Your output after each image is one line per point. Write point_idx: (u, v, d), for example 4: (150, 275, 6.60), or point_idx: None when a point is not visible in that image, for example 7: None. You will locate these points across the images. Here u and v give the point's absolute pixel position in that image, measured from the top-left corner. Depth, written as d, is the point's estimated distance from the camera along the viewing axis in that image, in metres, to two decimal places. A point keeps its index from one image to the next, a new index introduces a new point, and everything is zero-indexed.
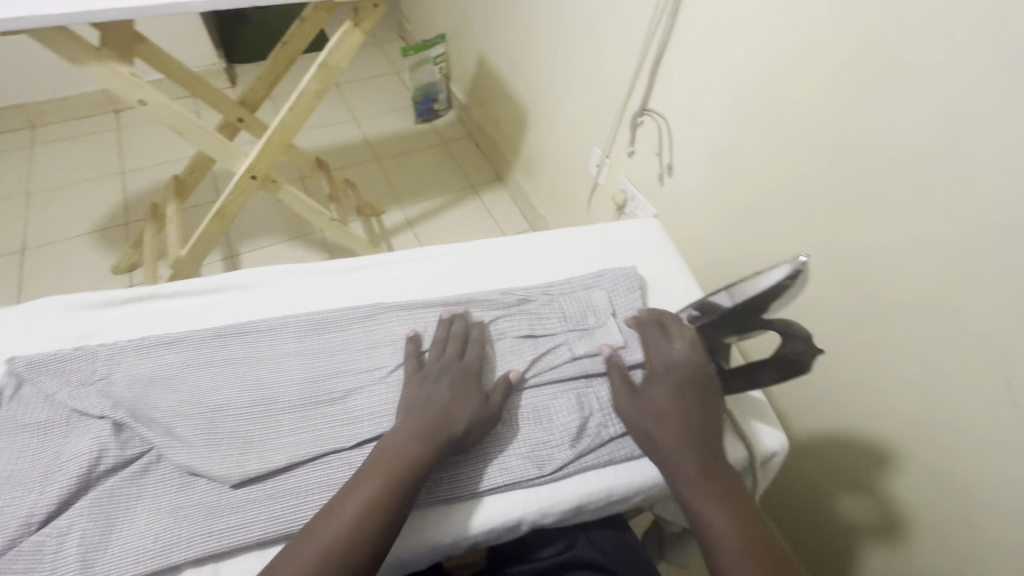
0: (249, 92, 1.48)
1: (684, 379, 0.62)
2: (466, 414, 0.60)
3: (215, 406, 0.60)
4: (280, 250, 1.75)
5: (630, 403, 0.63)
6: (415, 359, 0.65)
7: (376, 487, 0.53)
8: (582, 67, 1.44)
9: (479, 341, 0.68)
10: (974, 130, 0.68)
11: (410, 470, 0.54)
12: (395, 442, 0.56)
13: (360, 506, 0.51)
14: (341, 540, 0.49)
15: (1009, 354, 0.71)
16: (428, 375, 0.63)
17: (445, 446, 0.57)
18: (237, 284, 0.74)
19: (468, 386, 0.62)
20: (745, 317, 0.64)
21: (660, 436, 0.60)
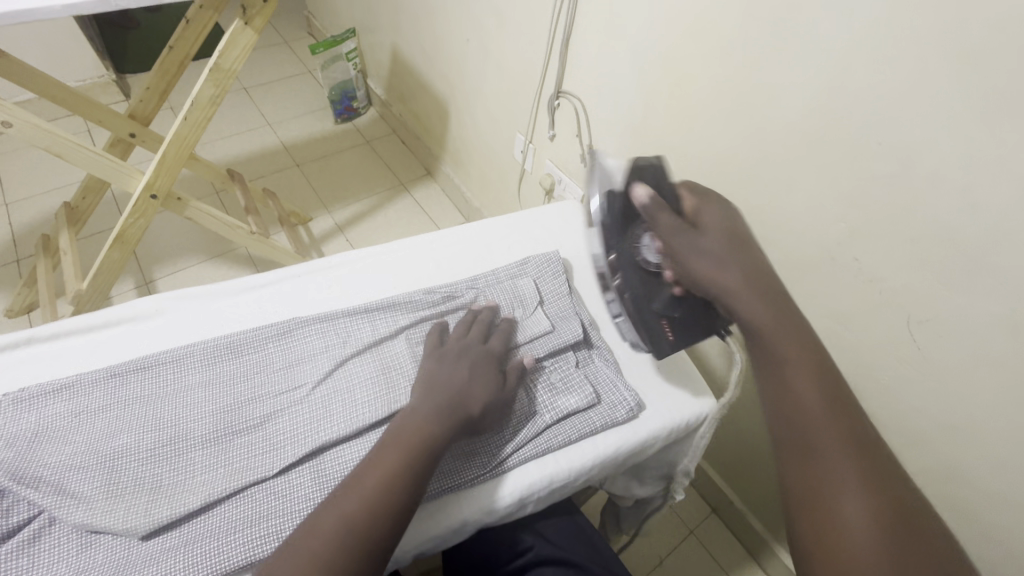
0: (138, 104, 1.35)
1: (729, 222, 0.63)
2: (485, 396, 0.60)
3: (115, 452, 0.55)
4: (199, 270, 1.63)
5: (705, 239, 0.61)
6: (437, 339, 0.66)
7: (401, 463, 0.52)
8: (494, 54, 1.42)
9: (507, 334, 0.68)
10: (852, 90, 0.72)
11: (432, 449, 0.54)
12: (416, 420, 0.56)
13: (384, 483, 0.51)
14: (363, 513, 0.49)
15: (903, 295, 0.76)
16: (447, 356, 0.63)
17: (463, 427, 0.57)
18: (132, 316, 0.67)
19: (487, 367, 0.63)
20: (624, 226, 0.69)
21: (783, 332, 0.56)
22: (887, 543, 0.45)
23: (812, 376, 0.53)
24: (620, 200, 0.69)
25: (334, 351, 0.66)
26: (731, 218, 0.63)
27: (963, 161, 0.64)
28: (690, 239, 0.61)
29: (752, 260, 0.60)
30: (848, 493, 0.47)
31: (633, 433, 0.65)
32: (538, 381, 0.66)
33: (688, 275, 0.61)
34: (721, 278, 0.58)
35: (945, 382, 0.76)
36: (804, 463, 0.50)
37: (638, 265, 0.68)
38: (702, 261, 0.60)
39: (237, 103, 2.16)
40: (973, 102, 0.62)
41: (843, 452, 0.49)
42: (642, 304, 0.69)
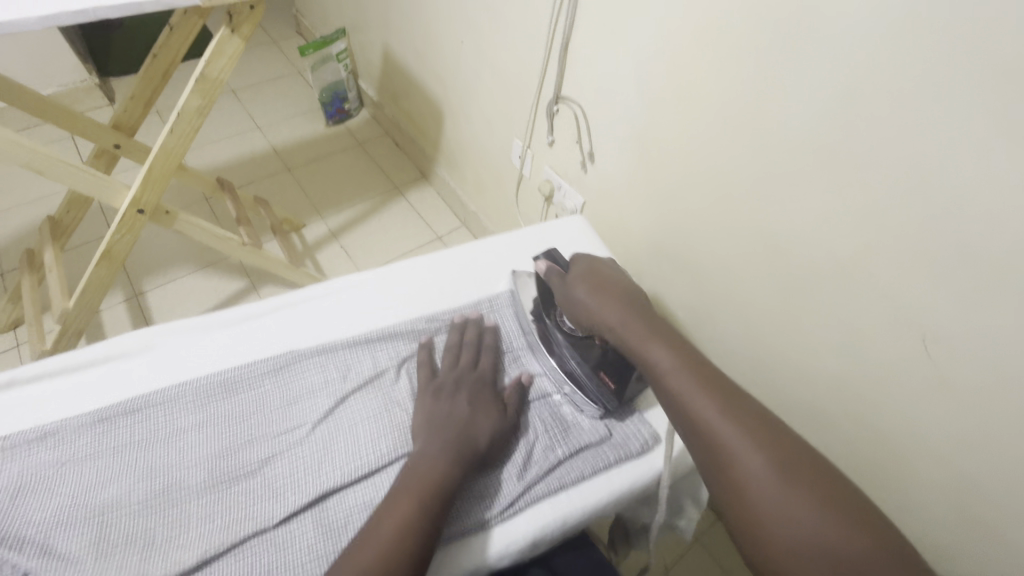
0: (122, 114, 1.31)
1: (601, 273, 0.70)
2: (489, 427, 0.59)
3: (104, 505, 0.52)
4: (190, 281, 1.59)
5: (584, 288, 0.68)
6: (429, 367, 0.65)
7: (413, 510, 0.50)
8: (490, 56, 1.38)
9: (492, 349, 0.68)
10: (868, 102, 0.69)
11: (442, 495, 0.52)
12: (425, 464, 0.54)
13: (397, 531, 0.48)
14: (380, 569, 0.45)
15: (920, 313, 0.73)
16: (443, 389, 0.62)
17: (473, 461, 0.56)
18: (118, 354, 0.64)
19: (484, 395, 0.62)
20: (546, 304, 0.71)
21: (657, 344, 0.61)
22: (807, 514, 0.47)
23: (692, 374, 0.57)
24: (538, 289, 0.73)
25: (335, 386, 0.63)
26: (596, 260, 0.73)
27: (983, 177, 0.62)
28: (567, 289, 0.69)
29: (616, 286, 0.68)
30: (757, 476, 0.50)
31: (648, 466, 0.63)
32: (547, 412, 0.65)
33: (585, 322, 0.66)
34: (602, 312, 0.65)
35: (961, 401, 0.73)
36: (714, 461, 0.52)
37: (564, 336, 0.67)
38: (582, 302, 0.67)
39: (225, 106, 2.11)
40: (999, 117, 0.59)
41: (741, 436, 0.52)
42: (578, 371, 0.66)
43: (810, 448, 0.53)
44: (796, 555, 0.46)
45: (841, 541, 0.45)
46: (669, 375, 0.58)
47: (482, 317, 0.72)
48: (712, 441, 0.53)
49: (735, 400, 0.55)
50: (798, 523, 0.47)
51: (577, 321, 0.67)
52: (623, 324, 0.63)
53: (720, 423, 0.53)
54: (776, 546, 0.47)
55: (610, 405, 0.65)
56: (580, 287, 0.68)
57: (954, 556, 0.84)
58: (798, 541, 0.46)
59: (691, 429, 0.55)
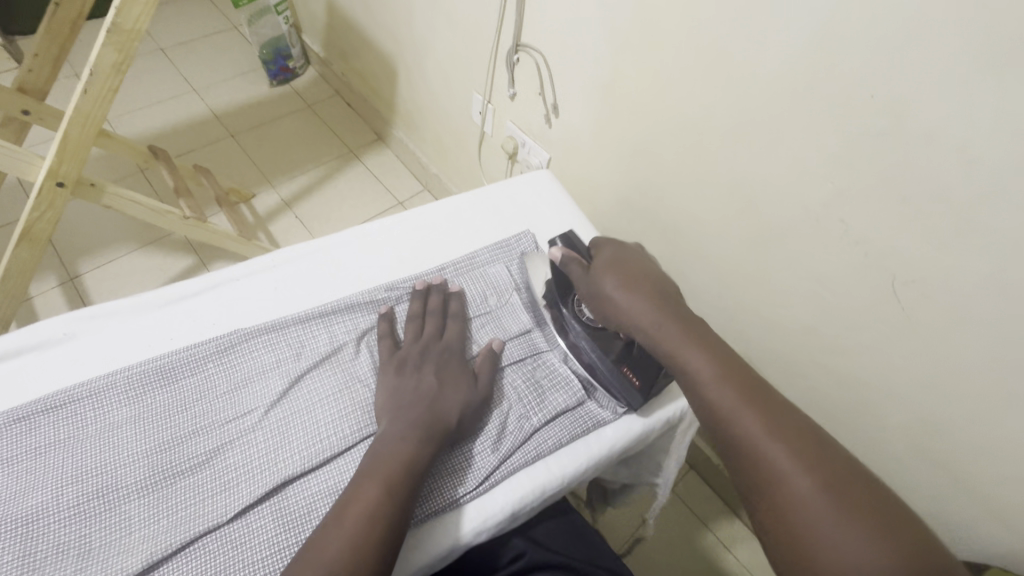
0: (26, 75, 1.15)
1: (627, 263, 0.60)
2: (458, 399, 0.55)
3: (30, 513, 0.46)
4: (128, 261, 1.46)
5: (612, 280, 0.58)
6: (392, 340, 0.60)
7: (379, 494, 0.46)
8: (442, 3, 1.27)
9: (459, 317, 0.63)
10: (841, 40, 0.65)
11: (411, 476, 0.48)
12: (391, 443, 0.50)
13: (362, 518, 0.44)
14: (346, 561, 0.42)
15: (890, 257, 0.72)
16: (408, 362, 0.58)
17: (442, 437, 0.53)
18: (33, 345, 0.56)
19: (454, 367, 0.58)
20: (562, 292, 0.64)
21: (693, 348, 0.51)
22: (870, 557, 0.37)
23: (734, 386, 0.48)
24: (553, 273, 0.65)
25: (288, 366, 0.57)
26: (624, 246, 0.63)
27: (955, 113, 0.59)
28: (593, 279, 0.60)
29: (647, 278, 0.58)
30: (805, 507, 0.41)
31: (624, 428, 0.62)
32: (521, 379, 0.62)
33: (609, 319, 0.58)
34: (632, 311, 0.56)
35: (928, 342, 0.73)
36: (754, 486, 0.44)
37: (583, 328, 0.61)
38: (608, 298, 0.58)
39: (152, 67, 1.91)
40: (978, 47, 0.55)
41: (787, 457, 0.43)
42: (600, 366, 0.61)
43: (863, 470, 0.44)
44: None
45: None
46: (703, 385, 0.49)
47: (447, 282, 0.67)
48: (751, 461, 0.44)
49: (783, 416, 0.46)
50: (861, 567, 0.37)
51: (601, 313, 0.60)
52: (657, 326, 0.54)
53: (764, 440, 0.44)
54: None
55: (634, 402, 0.60)
56: (607, 281, 0.59)
57: (912, 491, 0.87)
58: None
59: (726, 445, 0.46)
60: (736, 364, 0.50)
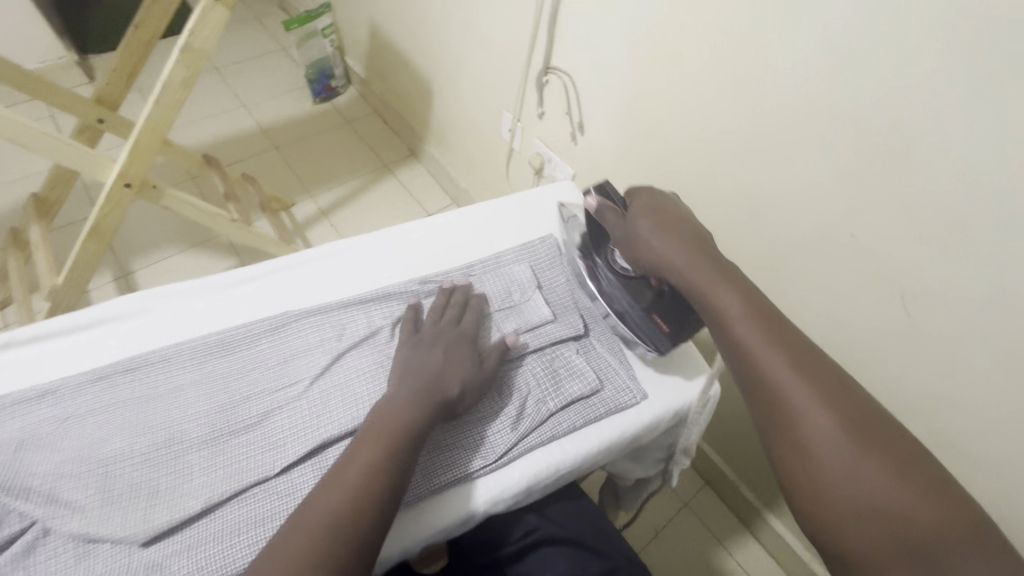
0: (105, 87, 1.28)
1: (663, 218, 0.66)
2: (462, 376, 0.60)
3: (108, 457, 0.53)
4: (180, 259, 1.58)
5: (643, 225, 0.66)
6: (411, 326, 0.65)
7: (381, 452, 0.52)
8: (478, 29, 1.37)
9: (477, 311, 0.68)
10: (851, 67, 0.70)
11: (411, 441, 0.53)
12: (393, 409, 0.55)
13: (364, 475, 0.50)
14: (347, 512, 0.48)
15: (899, 270, 0.75)
16: (423, 340, 0.63)
17: (441, 409, 0.57)
18: (114, 315, 0.65)
19: (462, 351, 0.63)
20: (597, 243, 0.72)
21: (728, 296, 0.58)
22: (882, 485, 0.44)
23: (760, 327, 0.55)
24: (591, 227, 0.73)
25: (330, 344, 0.64)
26: (656, 194, 0.69)
27: (966, 132, 0.63)
28: (629, 225, 0.67)
29: (686, 230, 0.65)
30: (826, 440, 0.47)
31: (636, 418, 0.67)
32: (540, 366, 0.67)
33: (640, 260, 0.66)
34: (666, 249, 0.63)
35: (938, 354, 0.76)
36: (773, 411, 0.51)
37: (616, 276, 0.70)
38: (643, 242, 0.65)
39: (209, 84, 2.07)
40: (976, 74, 0.60)
41: (810, 393, 0.49)
42: (631, 314, 0.69)
43: (879, 411, 0.50)
44: (859, 515, 0.44)
45: (907, 506, 0.43)
46: (738, 328, 0.55)
47: (470, 286, 0.72)
48: (777, 394, 0.51)
49: (813, 362, 0.52)
50: (876, 495, 0.44)
51: (633, 259, 0.67)
52: (690, 268, 0.61)
53: (784, 375, 0.51)
54: (841, 509, 0.45)
55: (661, 346, 0.68)
56: (643, 227, 0.66)
57: None
58: (865, 509, 0.44)
59: (755, 381, 0.53)
60: (766, 310, 0.56)
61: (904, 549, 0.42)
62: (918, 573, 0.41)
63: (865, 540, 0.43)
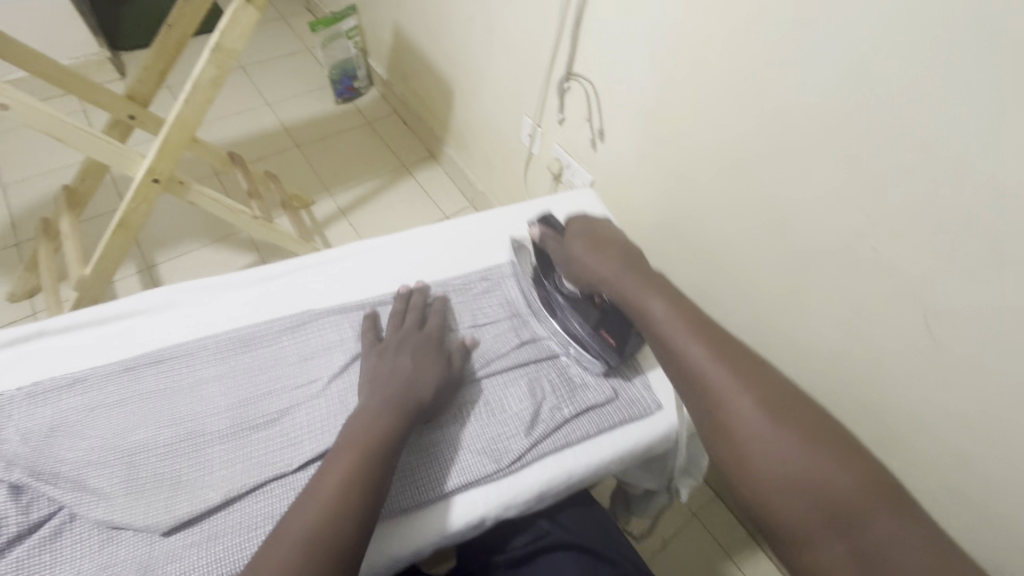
0: (137, 84, 1.31)
1: (597, 237, 0.72)
2: (432, 380, 0.61)
3: (133, 447, 0.55)
4: (202, 254, 1.61)
5: (581, 248, 0.71)
6: (374, 333, 0.66)
7: (354, 466, 0.51)
8: (501, 33, 1.38)
9: (441, 311, 0.70)
10: (879, 81, 0.69)
11: (386, 449, 0.53)
12: (366, 419, 0.55)
13: (338, 490, 0.50)
14: (325, 522, 0.48)
15: (923, 287, 0.74)
16: (388, 348, 0.63)
17: (415, 414, 0.58)
18: (144, 308, 0.67)
19: (429, 351, 0.64)
20: (546, 268, 0.75)
21: (655, 299, 0.63)
22: (796, 456, 0.49)
23: (688, 329, 0.59)
24: (537, 253, 0.77)
25: (350, 344, 0.66)
26: (592, 220, 0.76)
27: (996, 150, 0.62)
28: (567, 248, 0.73)
29: (615, 246, 0.71)
30: (747, 422, 0.52)
31: (651, 429, 0.67)
32: (555, 374, 0.68)
33: (583, 279, 0.70)
34: (598, 267, 0.68)
35: (961, 374, 0.74)
36: (703, 402, 0.56)
37: (564, 298, 0.72)
38: (581, 261, 0.70)
39: (234, 83, 2.10)
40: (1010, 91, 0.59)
41: (731, 381, 0.55)
42: (581, 332, 0.69)
43: (789, 386, 0.56)
44: (779, 486, 0.49)
45: (814, 469, 0.48)
46: (664, 326, 0.61)
47: (429, 287, 0.73)
48: (705, 387, 0.56)
49: (732, 351, 0.58)
50: (790, 463, 0.49)
51: (577, 279, 0.71)
52: (620, 281, 0.66)
53: (706, 364, 0.57)
54: (765, 483, 0.50)
55: (612, 360, 0.68)
56: (578, 247, 0.71)
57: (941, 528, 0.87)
58: (786, 479, 0.49)
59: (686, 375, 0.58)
60: (688, 309, 0.62)
61: (825, 520, 0.47)
62: (832, 534, 0.46)
63: (784, 506, 0.48)
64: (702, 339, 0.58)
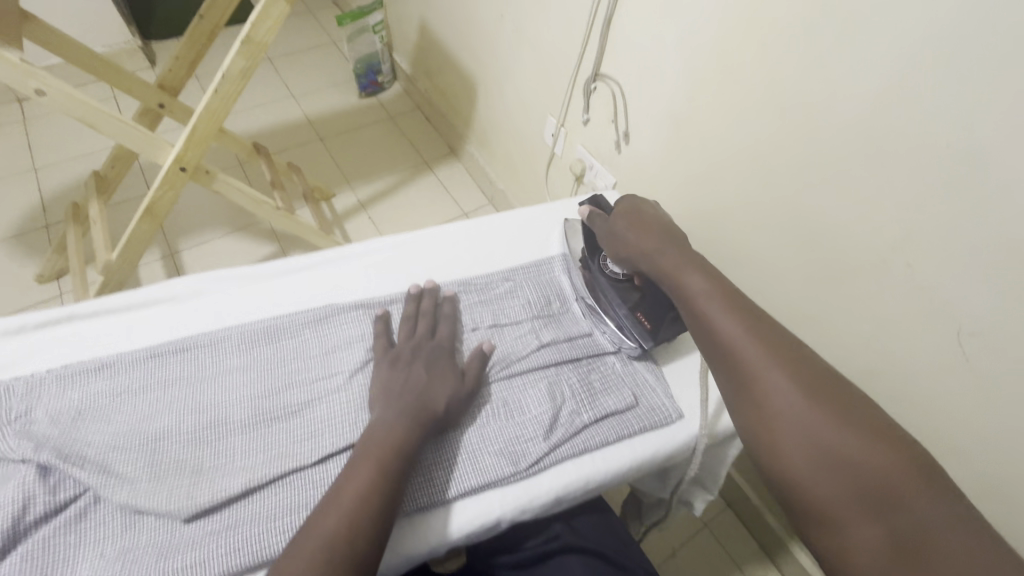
0: (167, 74, 1.33)
1: (642, 216, 0.72)
2: (447, 391, 0.60)
3: (158, 433, 0.56)
4: (224, 242, 1.63)
5: (626, 225, 0.72)
6: (386, 341, 0.65)
7: (373, 474, 0.51)
8: (529, 32, 1.37)
9: (451, 317, 0.69)
10: (919, 92, 0.67)
11: (401, 459, 0.53)
12: (381, 430, 0.55)
13: (358, 497, 0.50)
14: (342, 535, 0.47)
15: (957, 305, 0.71)
16: (400, 358, 0.62)
17: (430, 424, 0.57)
18: (170, 296, 0.68)
19: (443, 364, 0.63)
20: (593, 249, 0.76)
21: (693, 273, 0.63)
22: (833, 434, 0.49)
23: (721, 299, 0.60)
24: (585, 234, 0.78)
25: (371, 341, 0.66)
26: (638, 199, 0.76)
27: None
28: (610, 226, 0.73)
29: (656, 223, 0.70)
30: (782, 397, 0.52)
31: (670, 438, 0.66)
32: (575, 378, 0.68)
33: (625, 257, 0.70)
34: (640, 243, 0.69)
35: (995, 396, 0.72)
36: (736, 377, 0.55)
37: (606, 278, 0.72)
38: (621, 237, 0.71)
39: (261, 74, 2.13)
40: None
41: (766, 356, 0.54)
42: (616, 313, 0.71)
43: (827, 368, 0.55)
44: (813, 465, 0.49)
45: (852, 450, 0.48)
46: (698, 299, 0.61)
47: (440, 288, 0.72)
48: (739, 360, 0.55)
49: (768, 328, 0.57)
50: (827, 441, 0.49)
51: (620, 258, 0.71)
52: (659, 255, 0.66)
53: (742, 338, 0.56)
54: (799, 460, 0.49)
55: (645, 343, 0.69)
56: (621, 224, 0.72)
57: None
58: (820, 457, 0.48)
59: (719, 348, 0.57)
60: (726, 286, 0.62)
61: (861, 495, 0.46)
62: (870, 517, 0.45)
63: (818, 485, 0.48)
64: (737, 313, 0.58)
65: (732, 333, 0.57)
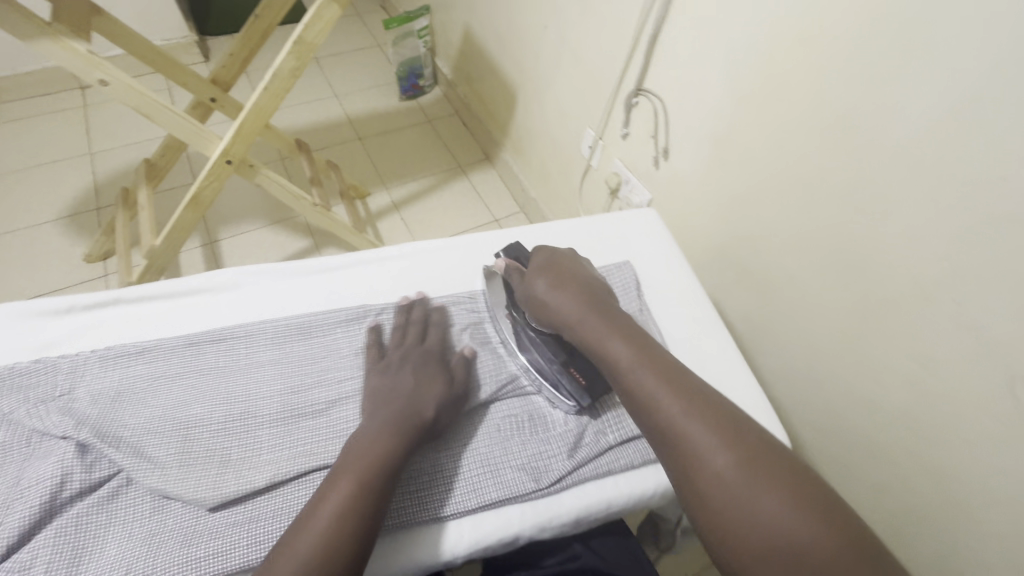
0: (221, 70, 1.37)
1: (560, 271, 0.69)
2: (434, 399, 0.60)
3: (189, 421, 0.57)
4: (260, 234, 1.68)
5: (543, 282, 0.68)
6: (375, 349, 0.65)
7: (352, 489, 0.51)
8: (573, 43, 1.37)
9: (440, 326, 0.69)
10: (984, 124, 0.63)
11: (383, 471, 0.53)
12: (362, 441, 0.54)
13: (336, 513, 0.49)
14: (320, 552, 0.46)
15: (1009, 350, 0.66)
16: (390, 365, 0.63)
17: (417, 435, 0.57)
18: (210, 287, 0.70)
19: (431, 368, 0.63)
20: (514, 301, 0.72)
21: (619, 343, 0.60)
22: (774, 515, 0.46)
23: (652, 372, 0.57)
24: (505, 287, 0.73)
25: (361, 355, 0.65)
26: (554, 250, 0.73)
27: None
28: (528, 283, 0.69)
29: (576, 280, 0.68)
30: (720, 476, 0.49)
31: None
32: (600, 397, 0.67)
33: (546, 318, 0.67)
34: (561, 305, 0.65)
35: None
36: (675, 458, 0.51)
37: (534, 332, 0.68)
38: (541, 297, 0.67)
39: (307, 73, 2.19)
40: None
41: (705, 432, 0.51)
42: (551, 370, 0.67)
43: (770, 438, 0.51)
44: (757, 553, 0.45)
45: (795, 532, 0.45)
46: (626, 369, 0.58)
47: (427, 297, 0.72)
48: (677, 439, 0.52)
49: (702, 399, 0.54)
50: (770, 523, 0.45)
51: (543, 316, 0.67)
52: (584, 319, 0.64)
53: (677, 416, 0.53)
54: (746, 546, 0.46)
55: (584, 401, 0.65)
56: (540, 281, 0.68)
57: None
58: (764, 543, 0.45)
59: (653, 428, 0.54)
60: (652, 352, 0.59)
61: None
62: None
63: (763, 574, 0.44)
64: (669, 385, 0.55)
65: (663, 411, 0.54)
